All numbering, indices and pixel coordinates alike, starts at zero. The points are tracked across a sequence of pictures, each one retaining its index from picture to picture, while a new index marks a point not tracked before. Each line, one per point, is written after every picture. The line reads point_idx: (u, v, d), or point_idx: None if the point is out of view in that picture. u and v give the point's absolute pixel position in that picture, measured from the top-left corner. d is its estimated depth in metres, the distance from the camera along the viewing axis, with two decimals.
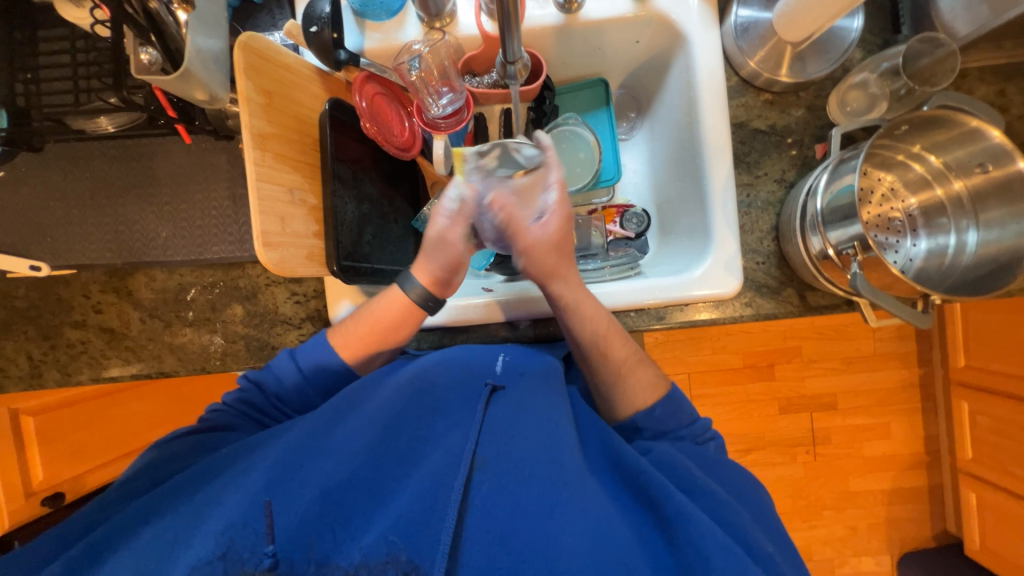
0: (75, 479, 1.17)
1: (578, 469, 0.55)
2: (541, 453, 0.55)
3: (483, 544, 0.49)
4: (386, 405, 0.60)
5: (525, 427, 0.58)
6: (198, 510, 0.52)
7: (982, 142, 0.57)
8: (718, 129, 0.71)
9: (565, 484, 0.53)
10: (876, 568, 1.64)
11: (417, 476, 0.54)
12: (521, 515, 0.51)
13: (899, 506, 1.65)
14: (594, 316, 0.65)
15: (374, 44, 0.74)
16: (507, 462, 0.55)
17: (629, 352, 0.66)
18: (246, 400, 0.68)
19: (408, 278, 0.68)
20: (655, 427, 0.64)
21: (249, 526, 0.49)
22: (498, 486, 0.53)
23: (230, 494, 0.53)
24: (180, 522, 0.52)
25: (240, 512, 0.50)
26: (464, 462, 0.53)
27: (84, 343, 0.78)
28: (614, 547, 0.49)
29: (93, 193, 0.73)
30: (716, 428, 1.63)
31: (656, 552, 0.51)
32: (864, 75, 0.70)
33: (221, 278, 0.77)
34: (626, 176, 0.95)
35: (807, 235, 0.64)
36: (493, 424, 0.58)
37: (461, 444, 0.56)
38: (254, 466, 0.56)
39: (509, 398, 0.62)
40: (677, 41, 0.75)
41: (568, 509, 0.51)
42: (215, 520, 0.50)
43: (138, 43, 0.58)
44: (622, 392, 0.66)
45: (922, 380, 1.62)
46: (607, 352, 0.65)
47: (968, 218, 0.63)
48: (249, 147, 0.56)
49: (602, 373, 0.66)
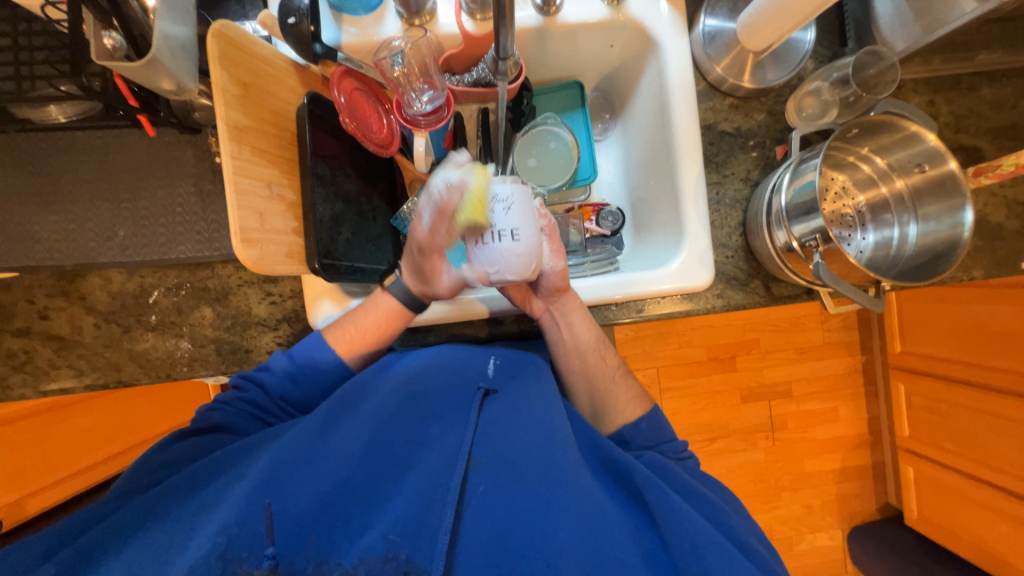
0: (13, 505, 1.05)
1: (574, 465, 0.56)
2: (536, 452, 0.56)
3: (480, 541, 0.51)
4: (381, 406, 0.59)
5: (520, 426, 0.59)
6: (189, 520, 0.50)
7: (920, 145, 0.64)
8: (688, 131, 0.75)
9: (560, 483, 0.54)
10: (830, 542, 1.76)
11: (413, 479, 0.54)
12: (517, 514, 0.52)
13: (848, 484, 1.78)
14: (589, 329, 0.71)
15: (351, 39, 0.73)
16: (502, 461, 0.56)
17: (618, 363, 0.73)
18: (244, 400, 0.66)
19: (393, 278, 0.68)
20: (642, 435, 0.67)
21: (242, 534, 0.47)
22: (494, 485, 0.54)
23: (222, 500, 0.51)
24: (169, 531, 0.49)
25: (236, 511, 0.48)
26: (461, 464, 0.54)
27: (29, 352, 0.71)
28: (606, 540, 0.51)
29: (37, 189, 0.67)
30: (683, 419, 1.70)
31: (648, 539, 0.54)
32: (817, 84, 0.76)
33: (187, 279, 0.73)
34: (601, 176, 0.99)
35: (773, 228, 0.68)
36: (487, 427, 0.59)
37: (457, 447, 0.56)
38: (246, 471, 0.54)
39: (503, 400, 0.62)
40: (650, 48, 0.78)
41: (564, 507, 0.52)
42: (211, 522, 0.48)
43: (100, 27, 0.53)
44: (612, 403, 0.70)
45: (864, 366, 1.77)
46: (602, 360, 0.72)
47: (908, 212, 0.70)
48: (226, 139, 0.54)
49: (596, 382, 0.71)
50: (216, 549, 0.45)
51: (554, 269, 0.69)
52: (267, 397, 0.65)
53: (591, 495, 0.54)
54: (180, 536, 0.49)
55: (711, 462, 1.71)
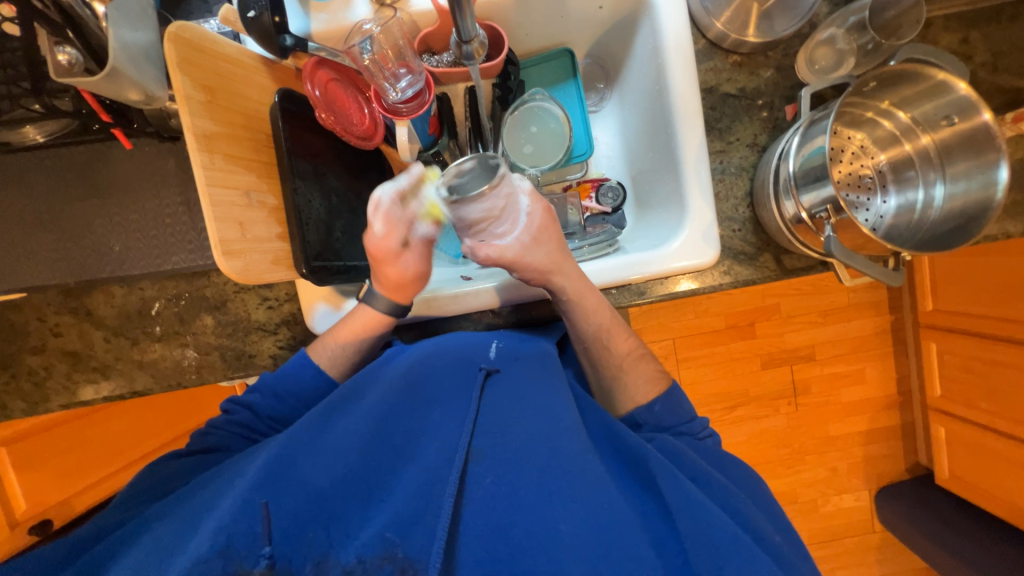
0: (62, 503, 1.16)
1: (580, 452, 0.53)
2: (539, 441, 0.53)
3: (481, 535, 0.48)
4: (380, 399, 0.57)
5: (523, 412, 0.56)
6: (194, 517, 0.50)
7: (949, 95, 0.57)
8: (688, 93, 0.69)
9: (565, 469, 0.51)
10: (856, 503, 1.75)
11: (413, 471, 0.52)
12: (519, 507, 0.49)
13: (875, 445, 1.75)
14: (597, 309, 0.67)
15: (320, 27, 0.69)
16: (505, 451, 0.53)
17: (631, 345, 0.69)
18: (215, 421, 0.65)
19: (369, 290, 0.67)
20: (653, 419, 0.65)
21: (239, 537, 0.45)
22: (495, 475, 0.51)
23: (223, 498, 0.50)
24: (173, 531, 0.50)
25: (230, 511, 0.47)
26: (461, 455, 0.51)
27: (47, 369, 0.74)
28: (616, 531, 0.48)
29: (30, 209, 0.68)
30: (701, 389, 1.68)
31: (657, 529, 0.52)
32: (831, 31, 0.68)
33: (185, 289, 0.73)
34: (599, 149, 0.93)
35: (781, 199, 0.63)
36: (489, 412, 0.56)
37: (457, 438, 0.54)
38: (245, 469, 0.53)
39: (506, 383, 0.60)
40: (642, 5, 0.72)
41: (569, 497, 0.50)
42: (207, 524, 0.47)
43: (53, 43, 0.51)
44: (623, 386, 0.67)
45: (893, 326, 1.69)
46: (609, 347, 0.68)
47: (935, 171, 0.63)
48: (195, 149, 0.52)
49: (606, 366, 0.68)
50: (216, 548, 0.44)
51: (534, 243, 0.65)
52: (256, 415, 0.66)
53: (599, 483, 0.51)
54: (184, 534, 0.48)
55: (731, 430, 1.70)
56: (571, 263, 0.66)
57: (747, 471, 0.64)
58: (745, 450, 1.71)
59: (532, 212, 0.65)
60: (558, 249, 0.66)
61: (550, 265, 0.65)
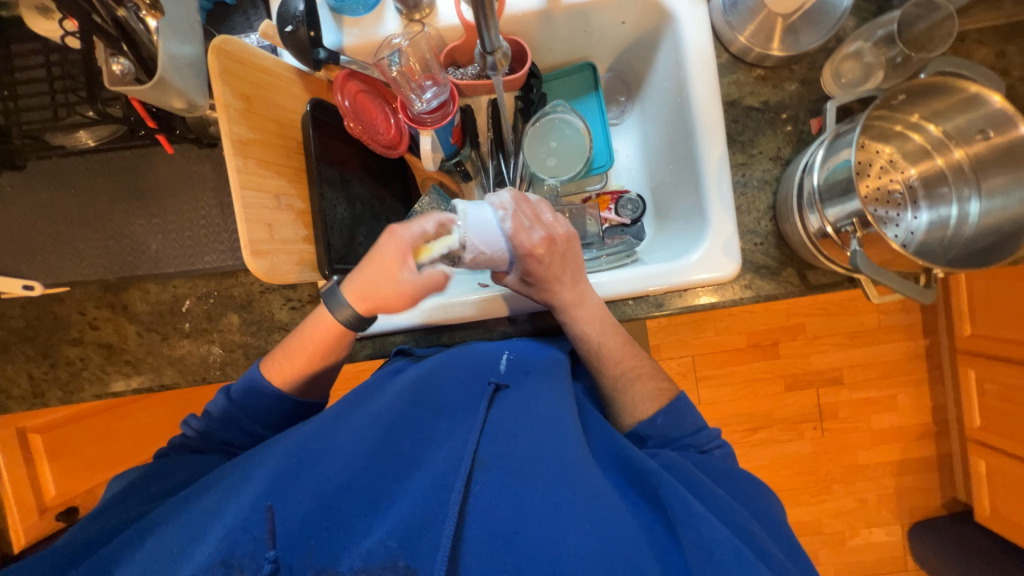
0: (87, 492, 1.20)
1: (584, 465, 0.52)
2: (544, 452, 0.52)
3: (487, 546, 0.48)
4: (388, 404, 0.58)
5: (529, 424, 0.56)
6: (198, 521, 0.50)
7: (982, 107, 0.56)
8: (709, 106, 0.69)
9: (571, 482, 0.50)
10: (887, 538, 1.65)
11: (419, 479, 0.52)
12: (525, 519, 0.48)
13: (908, 477, 1.65)
14: (587, 333, 0.68)
15: (353, 41, 0.72)
16: (511, 463, 0.52)
17: (630, 362, 0.68)
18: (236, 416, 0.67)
19: (335, 299, 0.62)
20: (658, 433, 0.63)
21: (246, 538, 0.47)
22: (499, 486, 0.51)
23: (229, 502, 0.50)
24: (181, 531, 0.50)
25: (239, 516, 0.48)
26: (465, 463, 0.51)
27: (84, 360, 0.78)
28: (621, 545, 0.47)
29: (80, 209, 0.72)
30: (721, 409, 1.63)
31: (661, 544, 0.50)
32: (858, 45, 0.68)
33: (215, 288, 0.76)
34: (619, 161, 0.94)
35: (805, 213, 0.62)
36: (496, 425, 0.56)
37: (462, 446, 0.54)
38: (250, 472, 0.53)
39: (513, 397, 0.59)
40: (664, 21, 0.73)
41: (575, 509, 0.48)
42: (215, 528, 0.48)
43: (110, 53, 0.56)
44: (623, 402, 0.67)
45: (928, 351, 1.61)
46: (602, 367, 0.69)
47: (970, 187, 0.61)
48: (231, 154, 0.55)
49: (606, 384, 0.69)
50: (218, 555, 0.45)
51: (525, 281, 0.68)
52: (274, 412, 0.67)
53: (604, 498, 0.50)
54: (191, 536, 0.49)
55: (753, 453, 1.64)
56: (560, 297, 0.67)
57: (762, 488, 0.61)
58: (767, 475, 1.64)
59: (518, 257, 0.65)
60: (545, 285, 0.67)
61: (541, 299, 0.69)
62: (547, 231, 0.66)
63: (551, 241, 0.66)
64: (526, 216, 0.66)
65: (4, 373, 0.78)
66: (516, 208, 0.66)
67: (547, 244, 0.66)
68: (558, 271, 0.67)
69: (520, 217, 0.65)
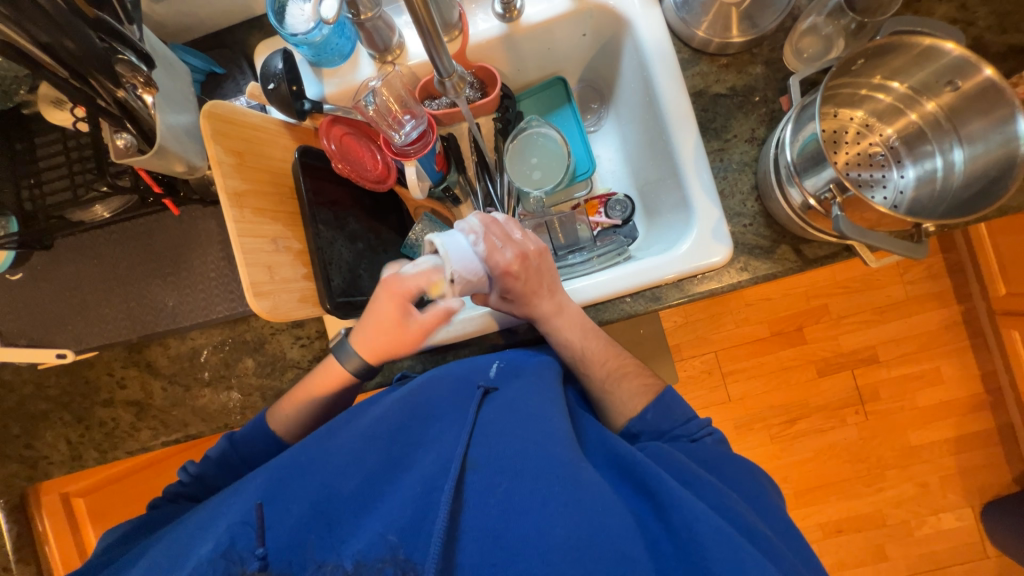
0: None
1: (571, 460, 0.53)
2: (532, 448, 0.53)
3: (478, 538, 0.48)
4: (381, 417, 0.59)
5: (516, 422, 0.56)
6: (192, 536, 0.53)
7: (942, 58, 0.56)
8: (676, 98, 0.71)
9: (561, 475, 0.51)
10: (958, 523, 1.53)
11: (408, 480, 0.53)
12: (513, 509, 0.49)
13: (969, 454, 1.54)
14: (568, 341, 0.69)
15: (333, 89, 0.77)
16: (500, 459, 0.53)
17: (613, 362, 0.68)
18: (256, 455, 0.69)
19: (344, 349, 0.67)
20: (648, 428, 0.62)
21: (243, 534, 0.49)
22: (489, 482, 0.51)
23: (222, 517, 0.53)
24: (186, 536, 0.53)
25: (237, 521, 0.51)
26: (454, 464, 0.52)
27: (115, 419, 0.82)
28: (610, 532, 0.47)
29: (102, 277, 0.78)
30: (753, 403, 1.57)
31: (651, 531, 0.50)
32: (813, 19, 0.69)
33: (229, 335, 0.80)
34: (602, 165, 0.96)
35: (785, 187, 0.62)
36: (486, 425, 0.57)
37: (452, 448, 0.55)
38: (245, 487, 0.56)
39: (502, 398, 0.60)
40: (622, 26, 0.76)
41: (563, 500, 0.49)
42: (212, 535, 0.51)
43: (114, 131, 0.62)
44: (614, 402, 0.66)
45: (966, 317, 1.53)
46: (587, 371, 0.69)
47: (950, 137, 0.61)
48: (228, 206, 0.60)
49: (593, 389, 0.69)
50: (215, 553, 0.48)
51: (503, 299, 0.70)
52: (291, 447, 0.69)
53: (594, 492, 0.50)
54: (198, 531, 0.53)
55: (794, 446, 1.56)
56: (537, 308, 0.69)
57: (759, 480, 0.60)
58: (814, 467, 1.56)
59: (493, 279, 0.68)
60: (521, 301, 0.69)
61: (520, 314, 0.70)
62: (519, 248, 0.69)
63: (523, 258, 0.68)
64: (496, 236, 0.69)
65: (45, 440, 0.82)
66: (486, 230, 0.69)
67: (520, 261, 0.68)
68: (532, 282, 0.68)
69: (490, 238, 0.68)
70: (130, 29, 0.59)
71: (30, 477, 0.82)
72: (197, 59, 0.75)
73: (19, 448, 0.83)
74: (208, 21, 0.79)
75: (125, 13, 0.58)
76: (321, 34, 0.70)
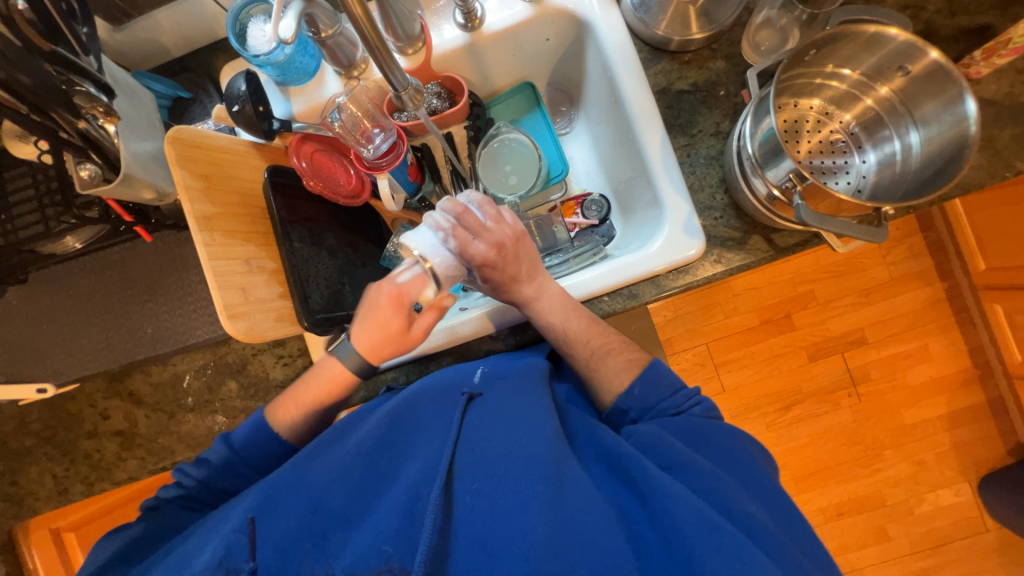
0: None
1: (555, 459, 0.52)
2: (515, 451, 0.53)
3: (465, 544, 0.48)
4: (368, 431, 0.59)
5: (499, 428, 0.56)
6: (182, 558, 0.53)
7: (889, 44, 0.57)
8: (640, 97, 0.72)
9: (544, 477, 0.51)
10: (956, 498, 1.54)
11: (394, 491, 0.53)
12: (497, 513, 0.49)
13: (962, 429, 1.56)
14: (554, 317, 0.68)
15: (301, 107, 0.78)
16: (484, 465, 0.53)
17: (598, 340, 0.67)
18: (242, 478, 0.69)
19: (341, 346, 0.67)
20: (637, 402, 0.63)
21: (236, 546, 0.50)
22: (474, 489, 0.51)
23: (211, 537, 0.53)
24: (182, 553, 0.53)
25: (227, 540, 0.51)
26: (438, 473, 0.51)
27: (100, 451, 0.81)
28: (590, 529, 0.48)
29: (80, 308, 0.78)
30: (747, 392, 1.58)
31: (637, 525, 0.50)
32: (767, 13, 0.71)
33: (210, 359, 0.79)
34: (576, 167, 0.97)
35: (750, 179, 0.63)
36: (470, 432, 0.56)
37: (436, 456, 0.54)
38: (234, 507, 0.56)
39: (487, 403, 0.59)
40: (584, 29, 0.76)
41: (546, 501, 0.49)
42: (203, 555, 0.51)
43: (77, 161, 0.62)
44: (602, 377, 0.66)
45: (949, 294, 1.55)
46: (572, 348, 0.67)
47: (906, 120, 0.62)
48: (197, 231, 0.59)
49: (581, 365, 0.68)
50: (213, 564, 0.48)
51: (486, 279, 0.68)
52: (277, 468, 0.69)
53: (575, 493, 0.50)
54: (191, 551, 0.53)
55: (790, 432, 1.57)
56: (518, 291, 0.69)
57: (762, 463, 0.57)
58: (811, 452, 1.57)
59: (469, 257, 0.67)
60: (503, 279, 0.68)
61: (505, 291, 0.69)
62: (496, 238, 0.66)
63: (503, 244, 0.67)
64: (468, 224, 0.66)
65: (30, 476, 0.81)
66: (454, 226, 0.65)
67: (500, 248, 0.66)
68: (509, 266, 0.67)
69: (462, 229, 0.65)
70: (86, 60, 0.59)
71: (16, 515, 0.81)
72: (162, 85, 0.76)
73: (4, 486, 0.82)
74: (172, 48, 0.80)
75: (81, 45, 0.58)
76: (284, 54, 0.70)
